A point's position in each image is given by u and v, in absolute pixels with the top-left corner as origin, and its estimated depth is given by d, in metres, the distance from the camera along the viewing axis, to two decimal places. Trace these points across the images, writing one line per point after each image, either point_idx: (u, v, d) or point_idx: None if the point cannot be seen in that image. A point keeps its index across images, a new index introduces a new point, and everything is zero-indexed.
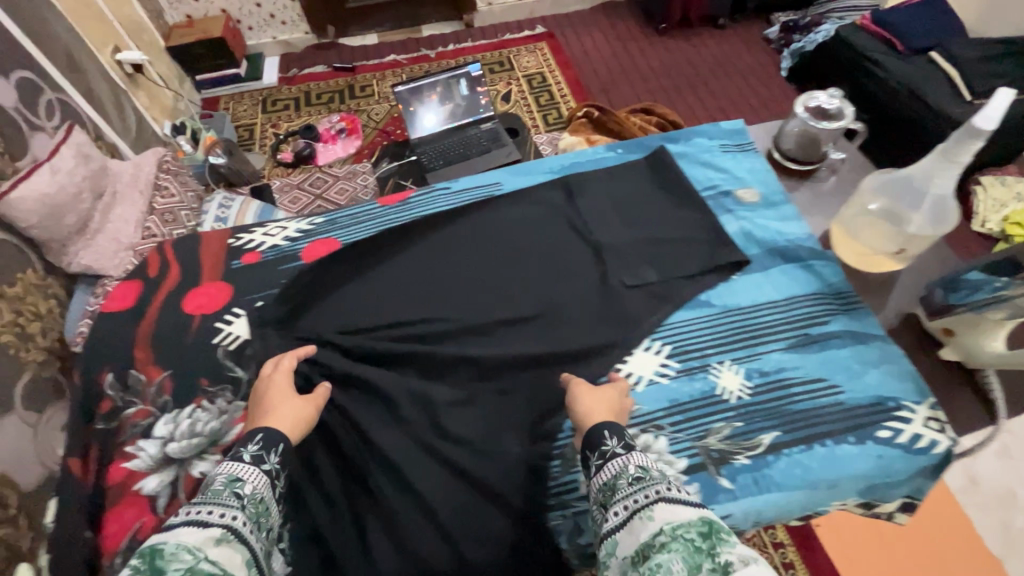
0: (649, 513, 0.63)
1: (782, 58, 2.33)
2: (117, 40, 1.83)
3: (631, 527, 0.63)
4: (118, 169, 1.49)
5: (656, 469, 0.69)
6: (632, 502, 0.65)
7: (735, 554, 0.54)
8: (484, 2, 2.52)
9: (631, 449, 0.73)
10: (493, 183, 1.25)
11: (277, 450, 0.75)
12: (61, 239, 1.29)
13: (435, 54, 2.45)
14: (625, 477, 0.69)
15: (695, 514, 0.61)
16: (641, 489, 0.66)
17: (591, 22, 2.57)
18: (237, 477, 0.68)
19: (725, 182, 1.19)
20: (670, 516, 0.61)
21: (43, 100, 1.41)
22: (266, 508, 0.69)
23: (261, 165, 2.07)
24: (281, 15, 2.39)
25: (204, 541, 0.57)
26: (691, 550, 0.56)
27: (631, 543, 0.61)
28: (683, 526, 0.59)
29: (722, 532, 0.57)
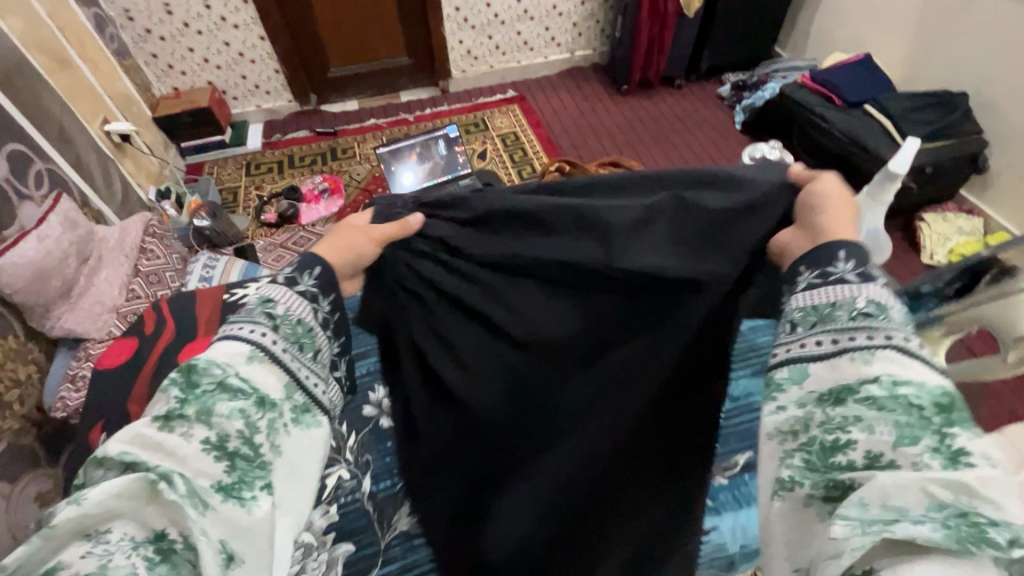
0: (864, 358, 0.49)
1: (736, 113, 2.55)
2: (106, 112, 1.91)
3: (832, 366, 0.51)
4: (105, 234, 1.52)
5: (893, 309, 0.52)
6: (845, 338, 0.51)
7: (974, 445, 0.42)
8: (459, 69, 2.70)
9: (872, 283, 0.54)
10: None
11: (313, 270, 0.67)
12: (46, 304, 1.30)
13: (414, 117, 2.59)
14: (843, 309, 0.53)
15: (931, 378, 0.46)
16: (865, 328, 0.50)
17: (559, 85, 2.78)
18: (268, 298, 0.62)
19: None
20: (893, 370, 0.47)
21: (33, 169, 1.45)
22: (307, 330, 0.63)
23: (244, 226, 2.11)
24: (265, 85, 2.52)
25: (234, 357, 0.57)
26: (908, 412, 0.44)
27: (829, 380, 0.50)
28: (903, 384, 0.46)
29: (961, 411, 0.44)
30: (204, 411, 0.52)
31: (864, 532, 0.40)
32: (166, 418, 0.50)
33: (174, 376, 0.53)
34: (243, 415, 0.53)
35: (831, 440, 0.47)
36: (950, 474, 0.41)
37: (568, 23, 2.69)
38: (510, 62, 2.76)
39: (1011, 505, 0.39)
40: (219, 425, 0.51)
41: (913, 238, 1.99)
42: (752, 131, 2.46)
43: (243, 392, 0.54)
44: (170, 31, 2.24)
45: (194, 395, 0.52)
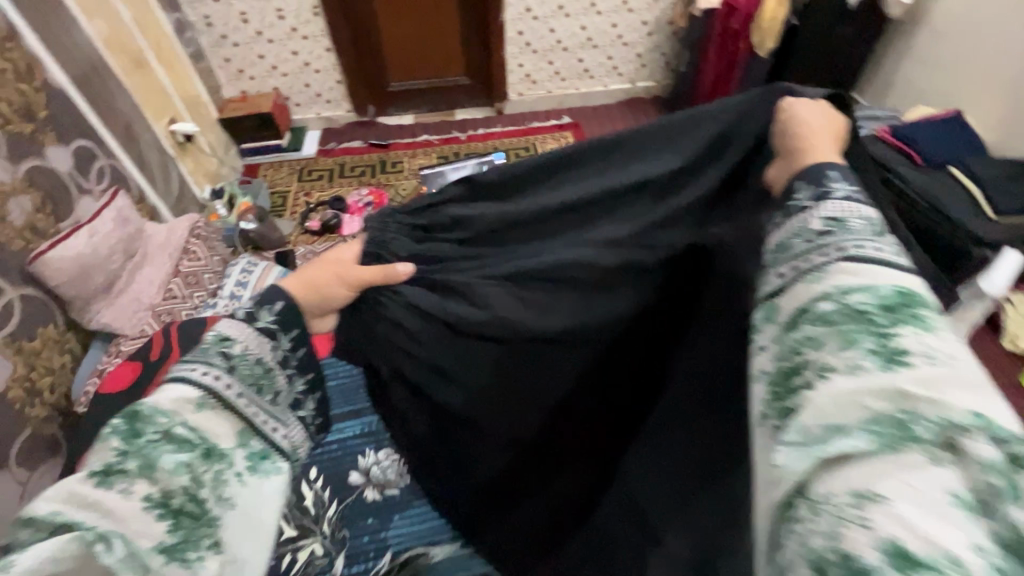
0: (816, 275, 0.45)
1: None
2: (174, 112, 1.99)
3: (794, 293, 0.46)
4: (153, 232, 1.57)
5: (856, 218, 0.47)
6: (802, 262, 0.47)
7: (921, 343, 0.39)
8: (515, 92, 2.68)
9: (833, 197, 0.49)
10: None
11: (274, 305, 0.62)
12: (87, 297, 1.34)
13: (466, 136, 2.59)
14: (799, 233, 0.49)
15: (887, 281, 0.42)
16: (818, 248, 0.47)
17: (616, 115, 2.71)
18: (226, 336, 0.58)
19: None
20: (841, 281, 0.43)
21: (96, 165, 1.52)
22: (266, 371, 0.60)
23: (289, 231, 2.16)
24: (327, 95, 2.58)
25: (182, 404, 0.52)
26: (854, 321, 0.41)
27: (789, 308, 0.46)
28: (854, 291, 0.42)
29: (921, 312, 0.41)
30: (146, 464, 0.48)
31: (802, 457, 0.38)
32: (103, 470, 0.47)
33: (115, 424, 0.50)
34: (189, 469, 0.50)
35: (786, 368, 0.43)
36: (888, 378, 0.37)
37: (632, 54, 2.62)
38: (568, 88, 2.71)
39: (963, 399, 0.36)
40: (163, 481, 0.48)
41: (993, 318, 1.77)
42: None
43: (189, 443, 0.51)
44: (243, 38, 2.34)
45: (135, 446, 0.49)
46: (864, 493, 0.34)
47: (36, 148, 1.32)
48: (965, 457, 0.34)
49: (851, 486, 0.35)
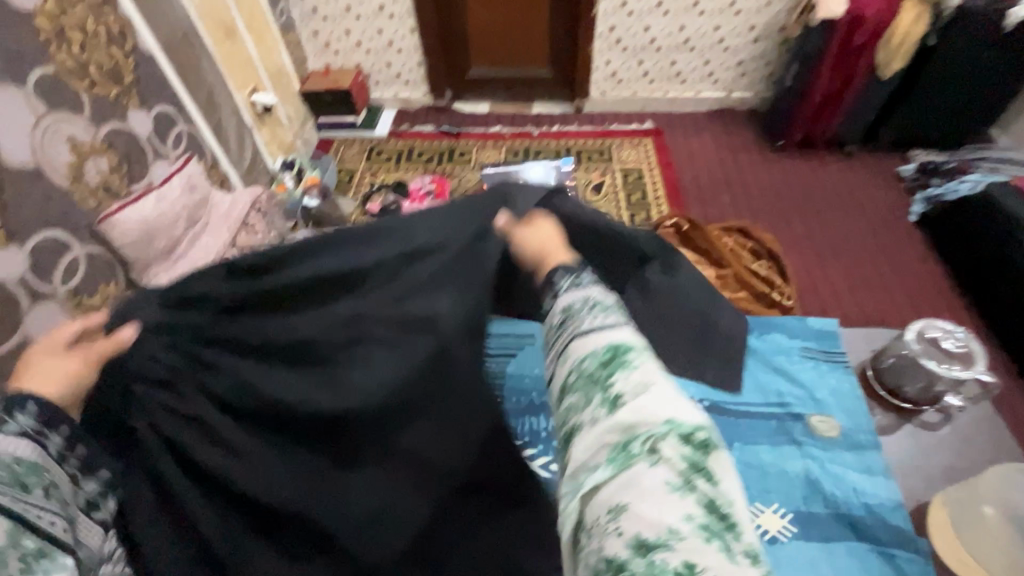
0: (562, 356, 0.56)
1: (914, 201, 2.11)
2: (257, 82, 2.03)
3: (554, 376, 0.57)
4: (218, 201, 1.61)
5: (578, 301, 0.59)
6: (558, 346, 0.58)
7: (629, 382, 0.51)
8: (598, 90, 2.54)
9: (568, 290, 0.60)
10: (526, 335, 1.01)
11: (30, 408, 0.63)
12: (147, 260, 1.39)
13: (539, 132, 2.49)
14: (549, 329, 0.60)
15: (601, 342, 0.54)
16: (564, 326, 0.58)
17: (704, 126, 2.49)
18: None
19: (799, 402, 1.13)
20: (577, 353, 0.55)
21: (174, 131, 1.57)
22: (35, 472, 0.60)
23: (349, 211, 2.17)
24: (406, 75, 2.56)
25: None
26: (589, 381, 0.53)
27: (556, 389, 0.56)
28: (587, 361, 0.54)
29: (626, 355, 0.53)
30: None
31: (577, 500, 0.49)
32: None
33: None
34: None
35: (565, 434, 0.54)
36: (616, 418, 0.50)
37: (733, 60, 2.40)
38: (656, 91, 2.53)
39: (657, 412, 0.49)
40: None
41: None
42: (931, 229, 2.01)
43: None
44: (333, 12, 2.34)
45: None
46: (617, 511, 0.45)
47: (119, 112, 1.36)
48: (673, 459, 0.46)
49: (607, 507, 0.46)
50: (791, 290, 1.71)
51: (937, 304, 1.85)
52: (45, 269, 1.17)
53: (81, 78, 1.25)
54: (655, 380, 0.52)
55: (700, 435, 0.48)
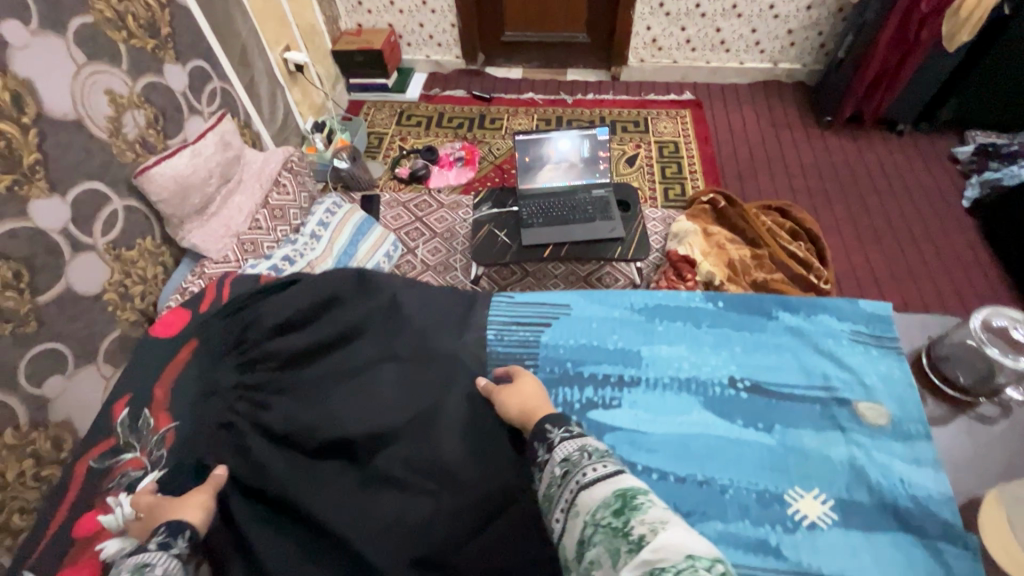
0: (577, 510, 0.64)
1: (968, 185, 2.00)
2: (290, 40, 2.01)
3: (571, 532, 0.64)
4: (250, 160, 1.61)
5: (574, 450, 0.70)
6: (564, 503, 0.66)
7: (644, 522, 0.56)
8: (637, 58, 2.43)
9: (563, 440, 0.72)
10: (565, 305, 1.06)
11: (185, 534, 0.70)
12: (182, 216, 1.41)
13: (573, 100, 2.41)
14: (555, 482, 0.69)
15: (609, 491, 0.62)
16: (566, 484, 0.67)
17: (747, 99, 2.38)
18: (143, 566, 0.65)
19: (844, 386, 0.94)
20: (590, 505, 0.62)
21: (208, 87, 1.56)
22: None
23: (378, 175, 2.15)
24: (439, 37, 2.49)
25: None
26: (611, 535, 0.58)
27: (571, 541, 0.63)
28: (599, 509, 0.61)
29: (634, 497, 0.60)
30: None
31: None
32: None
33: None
34: None
35: None
36: (638, 557, 0.53)
37: (782, 29, 2.26)
38: (698, 60, 2.42)
39: (677, 545, 0.52)
40: None
41: None
42: (982, 215, 1.92)
43: None
44: None
45: None
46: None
47: (155, 66, 1.36)
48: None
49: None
50: (829, 274, 1.65)
51: (985, 296, 1.76)
52: (84, 221, 1.19)
53: (118, 29, 1.24)
54: (672, 519, 0.57)
55: (720, 567, 0.50)
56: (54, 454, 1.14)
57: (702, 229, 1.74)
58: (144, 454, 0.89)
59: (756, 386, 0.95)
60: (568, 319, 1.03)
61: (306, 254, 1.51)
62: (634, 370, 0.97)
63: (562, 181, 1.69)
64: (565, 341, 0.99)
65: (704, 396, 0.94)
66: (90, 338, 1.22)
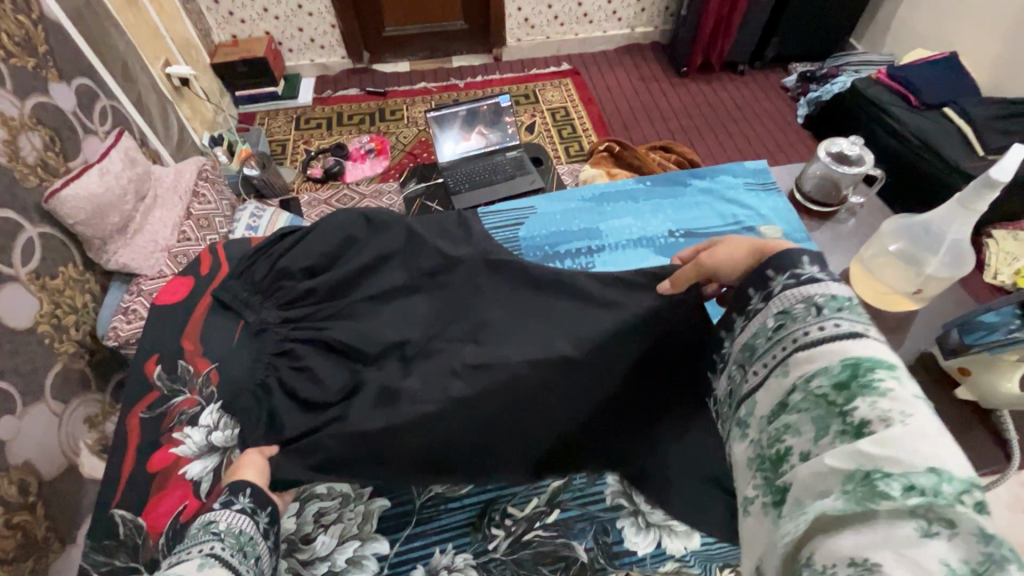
0: (785, 369, 0.57)
1: (799, 106, 2.44)
2: (168, 55, 1.94)
3: (770, 387, 0.58)
4: (160, 175, 1.56)
5: (798, 302, 0.59)
6: (771, 359, 0.60)
7: (876, 409, 0.48)
8: (514, 38, 2.63)
9: (785, 289, 0.62)
10: (528, 208, 1.22)
11: (246, 491, 0.74)
12: (104, 237, 1.35)
13: (464, 84, 2.56)
14: (763, 335, 0.62)
15: (834, 358, 0.53)
16: (778, 340, 0.59)
17: (616, 62, 2.69)
18: (209, 520, 0.68)
19: (749, 218, 1.18)
20: (804, 371, 0.55)
21: (98, 106, 1.49)
22: (249, 539, 0.68)
23: (291, 179, 2.15)
24: (320, 40, 2.51)
25: (188, 568, 0.59)
26: (820, 406, 0.52)
27: (768, 400, 0.58)
28: (815, 376, 0.54)
29: (874, 376, 0.50)
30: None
31: (793, 517, 0.48)
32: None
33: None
34: None
35: (774, 453, 0.54)
36: (854, 447, 0.47)
37: None
38: (567, 34, 2.67)
39: (918, 452, 0.44)
40: None
41: (976, 254, 1.92)
42: (813, 127, 2.36)
43: None
44: None
45: None
46: (859, 556, 0.41)
47: (40, 85, 1.29)
48: (921, 500, 0.41)
49: (847, 555, 0.42)
50: None
51: None
52: (3, 252, 1.12)
53: None
54: (920, 412, 0.47)
55: (976, 495, 0.41)
56: (22, 501, 1.07)
57: (606, 173, 1.96)
58: (196, 393, 0.89)
59: (689, 233, 1.16)
60: (536, 216, 1.20)
61: None
62: (598, 241, 1.15)
63: (477, 147, 1.83)
64: (538, 232, 1.16)
65: (655, 246, 1.14)
66: (33, 374, 1.15)
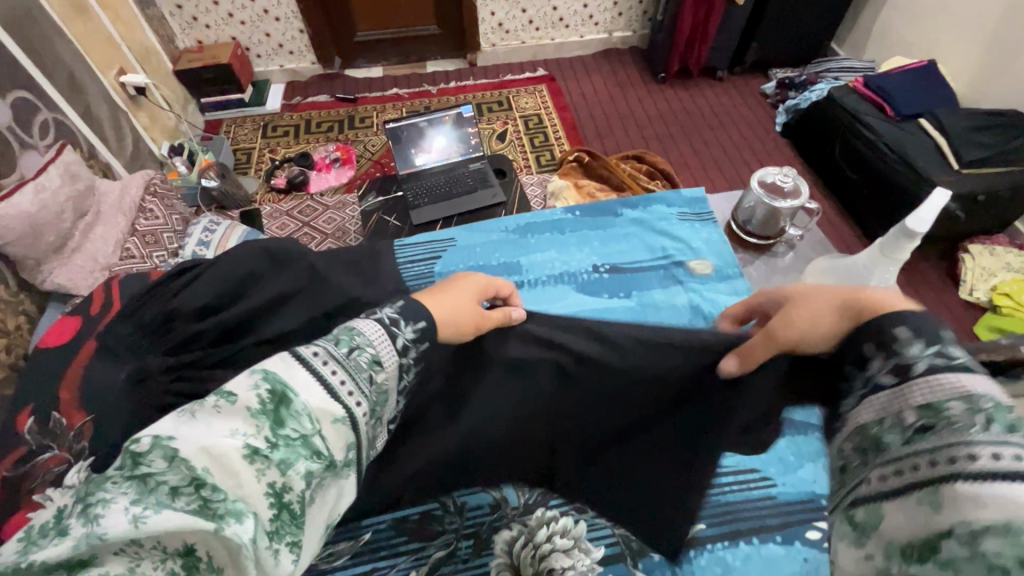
0: (927, 498, 0.41)
1: (777, 113, 2.40)
2: (123, 64, 1.89)
3: (902, 505, 0.43)
4: (106, 189, 1.51)
5: (953, 401, 0.44)
6: (901, 467, 0.45)
7: None
8: (488, 43, 2.58)
9: (935, 371, 0.47)
10: (448, 240, 1.23)
11: (422, 347, 0.59)
12: (38, 256, 1.30)
13: (437, 90, 2.50)
14: (895, 429, 0.47)
15: (1000, 513, 0.36)
16: (917, 449, 0.44)
17: (592, 67, 2.64)
18: (377, 358, 0.54)
19: (679, 252, 1.18)
20: (960, 514, 0.38)
21: (38, 119, 1.44)
22: (386, 399, 0.55)
23: (254, 189, 2.10)
24: (289, 45, 2.46)
25: (323, 413, 0.48)
26: None
27: (905, 530, 0.42)
28: (977, 528, 0.36)
29: None
30: (275, 424, 0.45)
31: None
32: (252, 409, 0.45)
33: (268, 370, 0.46)
34: (310, 478, 0.45)
35: None
36: None
37: (608, 2, 2.51)
38: (544, 39, 2.62)
39: None
40: (288, 479, 0.44)
41: (953, 269, 1.88)
42: (790, 135, 2.31)
43: (319, 455, 0.46)
44: None
45: (279, 439, 0.45)
46: None
47: None
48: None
49: None
50: None
51: None
52: None
53: None
54: None
55: None
56: None
57: (573, 184, 1.91)
58: (66, 449, 0.67)
59: (614, 268, 1.16)
60: (455, 249, 1.20)
61: None
62: (518, 276, 1.15)
63: (439, 158, 1.78)
64: (454, 266, 1.16)
65: (577, 283, 1.14)
66: None
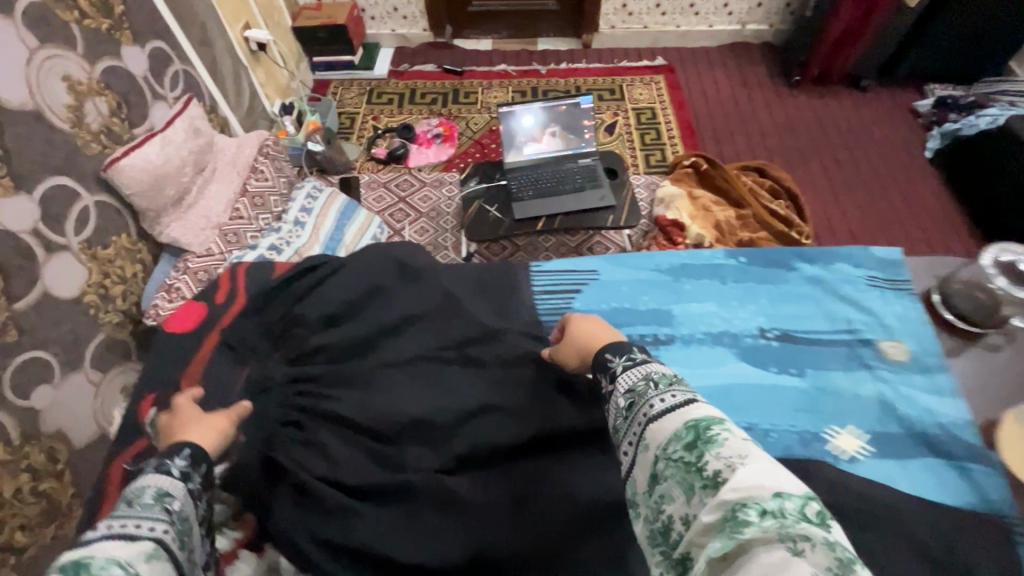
0: (645, 444, 0.63)
1: (929, 137, 2.09)
2: (249, 18, 1.90)
3: (640, 463, 0.63)
4: (223, 146, 1.53)
5: (638, 381, 0.68)
6: (632, 436, 0.65)
7: (720, 458, 0.55)
8: (607, 24, 2.41)
9: (626, 369, 0.71)
10: (591, 271, 1.23)
11: (203, 469, 0.71)
12: (158, 209, 1.33)
13: (546, 70, 2.37)
14: (618, 412, 0.68)
15: (679, 424, 0.60)
16: (632, 417, 0.66)
17: (716, 61, 2.41)
18: (166, 492, 0.64)
19: (867, 327, 1.15)
20: (658, 441, 0.61)
21: (170, 70, 1.47)
22: (191, 527, 0.65)
23: (354, 157, 2.09)
24: (403, 9, 2.40)
25: (134, 556, 0.56)
26: (685, 472, 0.57)
27: (643, 476, 0.62)
28: (669, 443, 0.60)
29: (709, 432, 0.58)
30: None
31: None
32: None
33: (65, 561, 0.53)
34: None
35: (663, 529, 0.58)
36: (719, 496, 0.52)
37: None
38: (668, 25, 2.41)
39: (764, 483, 0.52)
40: None
41: None
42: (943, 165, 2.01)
43: None
44: None
45: None
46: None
47: (112, 48, 1.27)
48: (775, 525, 0.48)
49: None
50: (810, 229, 1.67)
51: (951, 239, 1.85)
52: (55, 218, 1.12)
53: (68, 9, 1.16)
54: (750, 452, 0.55)
55: (814, 505, 0.50)
56: (50, 468, 1.06)
57: (687, 193, 1.76)
58: None
59: (784, 335, 1.15)
60: (597, 284, 1.21)
61: (293, 241, 1.45)
62: (668, 327, 1.14)
63: (546, 150, 1.68)
64: (596, 305, 1.16)
65: (741, 347, 1.12)
66: (73, 344, 1.15)
